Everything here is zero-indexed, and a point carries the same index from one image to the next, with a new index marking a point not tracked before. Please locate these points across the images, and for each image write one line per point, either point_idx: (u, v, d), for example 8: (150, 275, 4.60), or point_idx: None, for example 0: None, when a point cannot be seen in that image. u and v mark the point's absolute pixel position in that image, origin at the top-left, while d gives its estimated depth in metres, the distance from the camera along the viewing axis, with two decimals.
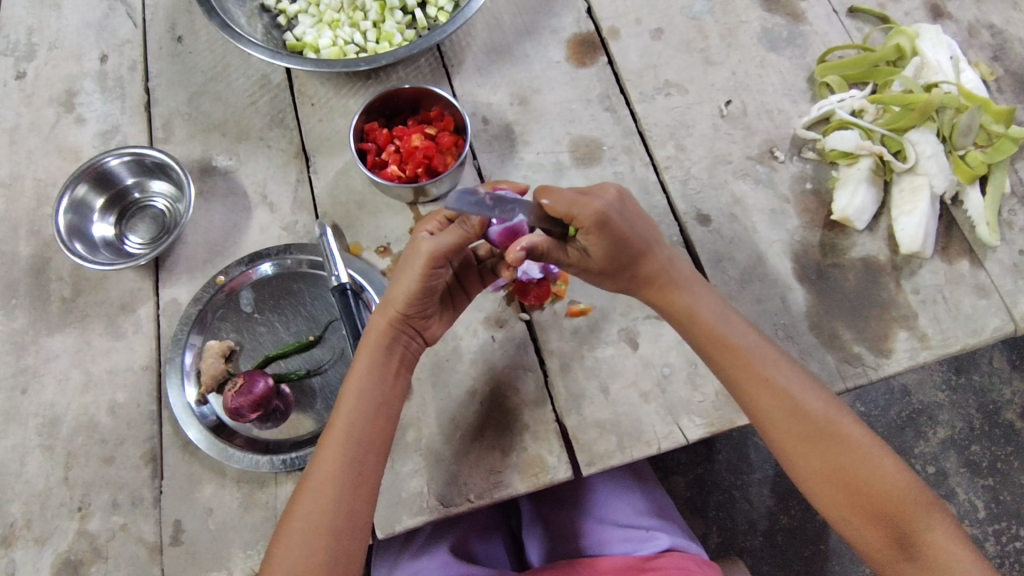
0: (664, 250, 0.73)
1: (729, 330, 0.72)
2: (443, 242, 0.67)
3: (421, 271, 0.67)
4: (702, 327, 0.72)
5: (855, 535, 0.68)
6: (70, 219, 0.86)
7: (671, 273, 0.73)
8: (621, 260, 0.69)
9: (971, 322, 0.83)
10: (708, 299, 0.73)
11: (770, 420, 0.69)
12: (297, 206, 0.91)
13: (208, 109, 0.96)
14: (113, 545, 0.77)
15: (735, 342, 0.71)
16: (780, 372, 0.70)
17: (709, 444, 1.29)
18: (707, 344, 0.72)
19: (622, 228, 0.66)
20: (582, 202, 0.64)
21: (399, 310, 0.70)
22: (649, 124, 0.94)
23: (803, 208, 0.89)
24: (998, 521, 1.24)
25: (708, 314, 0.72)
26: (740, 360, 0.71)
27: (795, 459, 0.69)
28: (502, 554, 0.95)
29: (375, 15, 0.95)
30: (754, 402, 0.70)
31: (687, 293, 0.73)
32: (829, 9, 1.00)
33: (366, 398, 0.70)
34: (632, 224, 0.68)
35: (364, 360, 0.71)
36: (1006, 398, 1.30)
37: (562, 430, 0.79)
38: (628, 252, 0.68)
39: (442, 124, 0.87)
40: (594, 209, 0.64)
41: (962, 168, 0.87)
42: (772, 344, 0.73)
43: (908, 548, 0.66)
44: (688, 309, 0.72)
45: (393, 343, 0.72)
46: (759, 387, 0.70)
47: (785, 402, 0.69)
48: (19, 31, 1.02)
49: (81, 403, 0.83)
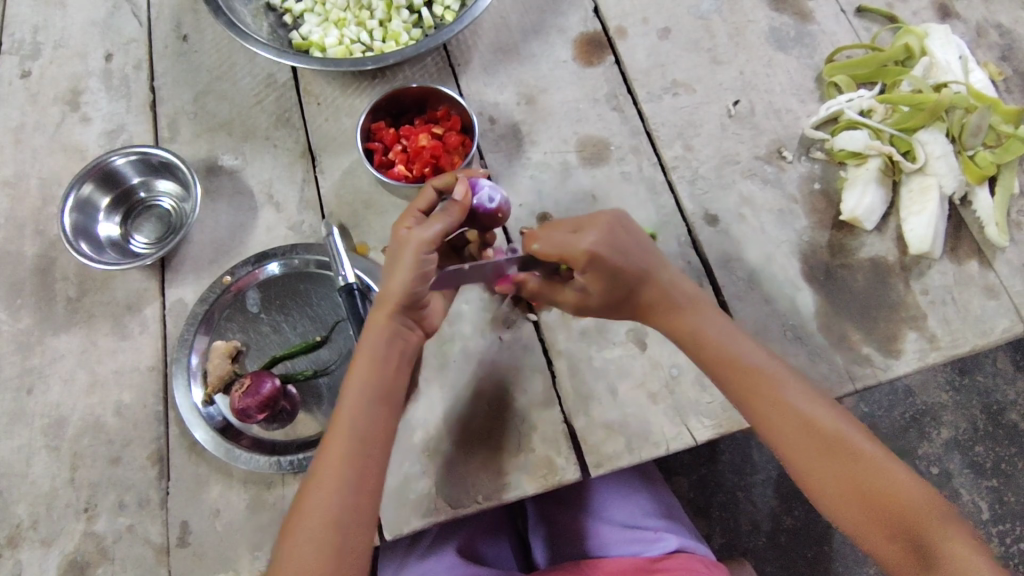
0: (666, 274, 0.73)
1: (737, 352, 0.72)
2: (431, 230, 0.68)
3: (416, 262, 0.67)
4: (709, 349, 0.72)
5: (876, 551, 0.66)
6: (76, 219, 0.86)
7: (674, 297, 0.73)
8: (618, 297, 0.72)
9: (981, 323, 0.83)
10: (714, 319, 0.73)
11: (781, 439, 0.69)
12: (304, 206, 0.90)
13: (213, 109, 0.95)
14: (120, 546, 0.77)
15: (743, 361, 0.71)
16: (790, 389, 0.70)
17: (713, 445, 1.29)
18: (717, 364, 0.72)
19: (616, 265, 0.68)
20: (572, 242, 0.68)
21: (397, 302, 0.69)
22: (656, 124, 0.94)
23: (812, 208, 0.89)
24: (1003, 522, 1.24)
25: (715, 334, 0.72)
26: (749, 380, 0.70)
27: (810, 476, 0.68)
28: (509, 554, 0.95)
29: (381, 15, 0.95)
30: (765, 420, 0.70)
31: (692, 316, 0.73)
32: (837, 8, 0.99)
33: (370, 388, 0.69)
34: (630, 258, 0.70)
35: (365, 354, 0.70)
36: (1010, 399, 1.30)
37: (570, 431, 0.79)
38: (626, 284, 0.70)
39: (449, 124, 0.86)
40: (583, 248, 0.67)
41: (970, 168, 0.86)
42: (781, 363, 0.73)
43: (929, 560, 0.64)
44: (694, 331, 0.73)
45: (394, 336, 0.71)
46: (768, 405, 0.69)
47: (795, 420, 0.69)
48: (24, 29, 1.02)
49: (88, 404, 0.83)
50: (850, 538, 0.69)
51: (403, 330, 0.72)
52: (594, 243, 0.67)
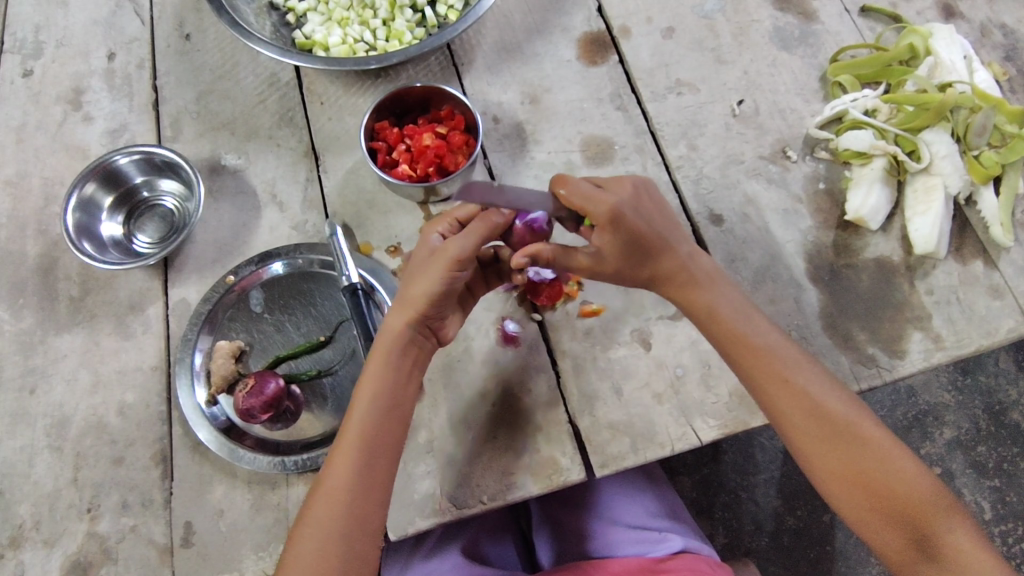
0: (685, 247, 0.73)
1: (749, 329, 0.71)
2: (468, 242, 0.67)
3: (445, 273, 0.67)
4: (721, 325, 0.71)
5: (874, 537, 0.67)
6: (79, 218, 0.86)
7: (692, 269, 0.72)
8: (634, 259, 0.70)
9: (986, 323, 0.82)
10: (728, 296, 0.72)
11: (789, 422, 0.69)
12: (307, 205, 0.90)
13: (216, 108, 0.95)
14: (123, 547, 0.77)
15: (754, 341, 0.70)
16: (802, 372, 0.69)
17: (715, 445, 1.29)
18: (726, 342, 0.71)
19: (634, 227, 0.68)
20: (596, 197, 0.67)
21: (417, 310, 0.69)
22: (660, 123, 0.93)
23: (816, 208, 0.88)
24: (1005, 522, 1.24)
25: (727, 312, 0.71)
26: (761, 361, 0.70)
27: (815, 460, 0.68)
28: (512, 555, 0.95)
29: (385, 14, 0.95)
30: (774, 403, 0.69)
31: (706, 292, 0.72)
32: (842, 8, 0.99)
33: (380, 399, 0.69)
34: (651, 224, 0.69)
35: (378, 363, 0.70)
36: (1013, 399, 1.29)
37: (575, 431, 0.78)
38: (642, 249, 0.69)
39: (453, 123, 0.86)
40: (608, 204, 0.66)
41: (976, 168, 0.86)
42: (794, 344, 0.72)
43: (927, 548, 0.65)
44: (708, 307, 0.72)
45: (408, 345, 0.71)
46: (779, 388, 0.69)
47: (805, 404, 0.68)
48: (26, 28, 1.02)
49: (90, 404, 0.83)
50: (848, 522, 0.70)
51: (417, 339, 0.72)
52: (619, 201, 0.67)
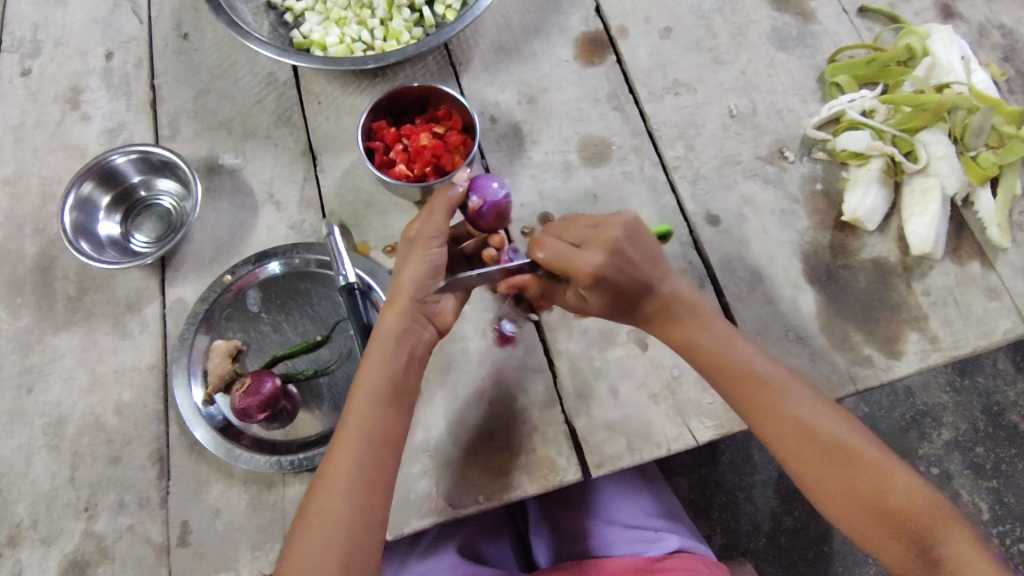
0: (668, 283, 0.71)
1: (736, 357, 0.71)
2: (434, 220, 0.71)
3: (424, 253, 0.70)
4: (707, 357, 0.71)
5: (881, 553, 0.67)
6: (76, 218, 0.86)
7: (677, 305, 0.71)
8: (621, 304, 0.71)
9: (983, 324, 0.82)
10: (711, 325, 0.72)
11: (781, 445, 0.69)
12: (304, 205, 0.90)
13: (214, 107, 0.95)
14: (119, 546, 0.77)
15: (737, 368, 0.70)
16: (787, 398, 0.69)
17: (713, 445, 1.29)
18: (713, 371, 0.71)
19: (618, 283, 0.68)
20: (577, 259, 0.67)
21: (409, 297, 0.70)
22: (657, 124, 0.93)
23: (813, 208, 0.88)
24: (1003, 523, 1.24)
25: (713, 344, 0.71)
26: (743, 388, 0.70)
27: (812, 483, 0.68)
28: (509, 554, 0.95)
29: (382, 13, 0.95)
30: (763, 429, 0.69)
31: (690, 326, 0.72)
32: (839, 8, 0.99)
33: (378, 392, 0.68)
34: (636, 270, 0.68)
35: (374, 355, 0.70)
36: (1010, 400, 1.29)
37: (571, 431, 0.79)
38: (628, 296, 0.69)
39: (450, 123, 0.86)
40: (590, 267, 0.66)
41: (973, 169, 0.86)
42: (781, 368, 0.72)
43: (935, 561, 0.64)
44: (691, 341, 0.71)
45: (404, 334, 0.70)
46: (766, 413, 0.69)
47: (792, 428, 0.68)
48: (24, 27, 1.02)
49: (87, 403, 0.83)
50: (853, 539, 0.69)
51: (415, 328, 0.71)
52: (600, 262, 0.66)
